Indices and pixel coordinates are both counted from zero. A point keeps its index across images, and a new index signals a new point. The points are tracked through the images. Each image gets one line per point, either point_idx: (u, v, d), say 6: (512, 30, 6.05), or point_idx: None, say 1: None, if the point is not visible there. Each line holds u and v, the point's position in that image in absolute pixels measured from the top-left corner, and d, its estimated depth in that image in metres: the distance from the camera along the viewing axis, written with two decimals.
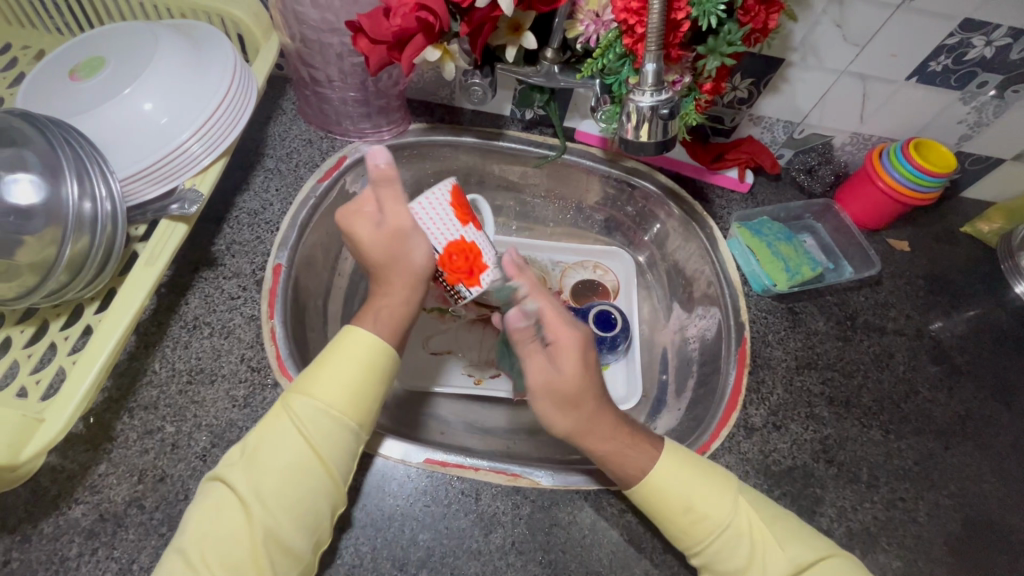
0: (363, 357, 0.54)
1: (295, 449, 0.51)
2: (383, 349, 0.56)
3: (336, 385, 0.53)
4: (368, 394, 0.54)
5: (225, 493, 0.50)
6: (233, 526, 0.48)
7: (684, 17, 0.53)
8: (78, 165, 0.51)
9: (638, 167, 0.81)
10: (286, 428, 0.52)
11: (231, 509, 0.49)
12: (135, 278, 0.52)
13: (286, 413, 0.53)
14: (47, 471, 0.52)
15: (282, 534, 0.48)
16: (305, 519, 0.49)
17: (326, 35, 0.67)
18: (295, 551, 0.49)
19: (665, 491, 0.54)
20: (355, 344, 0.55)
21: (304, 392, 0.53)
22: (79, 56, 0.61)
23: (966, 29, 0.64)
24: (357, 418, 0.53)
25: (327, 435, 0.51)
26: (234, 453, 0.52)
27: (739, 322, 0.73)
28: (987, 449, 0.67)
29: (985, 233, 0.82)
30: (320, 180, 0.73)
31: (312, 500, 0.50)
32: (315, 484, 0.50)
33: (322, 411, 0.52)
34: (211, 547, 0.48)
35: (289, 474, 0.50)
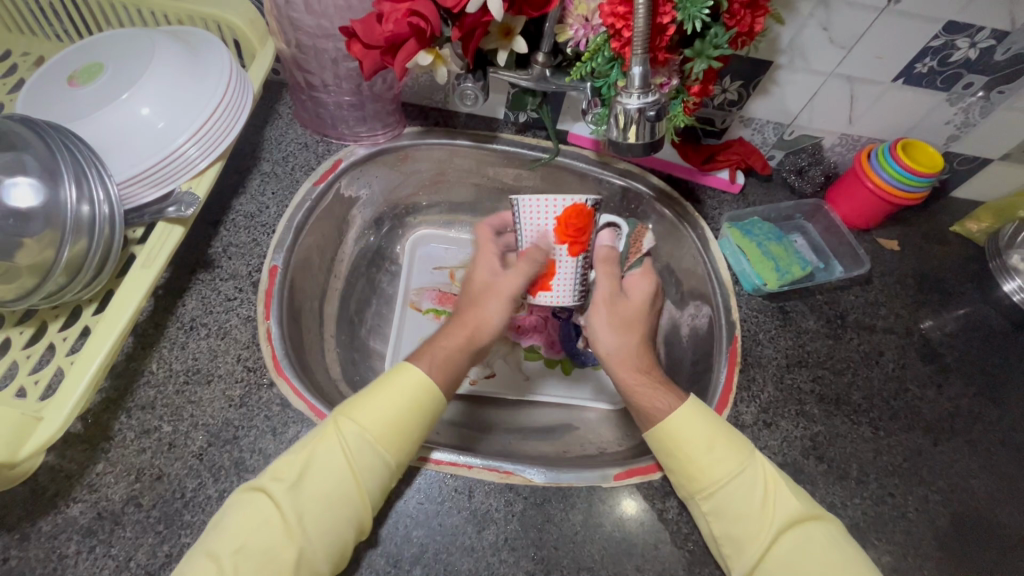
0: (415, 395, 0.55)
1: (336, 473, 0.51)
2: (433, 393, 0.56)
3: (384, 416, 0.54)
4: (412, 428, 0.55)
5: (262, 508, 0.50)
6: (268, 542, 0.49)
7: (670, 20, 0.54)
8: (76, 169, 0.52)
9: (630, 168, 0.82)
10: (332, 452, 0.52)
11: (268, 525, 0.49)
12: (132, 279, 0.53)
13: (333, 437, 0.53)
14: (45, 471, 0.53)
15: (312, 556, 0.49)
16: (335, 544, 0.50)
17: (321, 40, 0.68)
18: (319, 571, 0.49)
19: (684, 436, 0.57)
20: (408, 378, 0.56)
21: (353, 418, 0.54)
22: (78, 62, 0.62)
23: (950, 32, 0.65)
24: (397, 453, 0.54)
25: (370, 465, 0.52)
26: (275, 469, 0.53)
27: (730, 321, 0.74)
28: (976, 446, 0.68)
29: (974, 233, 0.83)
30: (316, 183, 0.74)
31: (344, 524, 0.51)
32: (349, 511, 0.51)
33: (366, 439, 0.53)
34: (244, 560, 0.48)
35: (328, 499, 0.50)
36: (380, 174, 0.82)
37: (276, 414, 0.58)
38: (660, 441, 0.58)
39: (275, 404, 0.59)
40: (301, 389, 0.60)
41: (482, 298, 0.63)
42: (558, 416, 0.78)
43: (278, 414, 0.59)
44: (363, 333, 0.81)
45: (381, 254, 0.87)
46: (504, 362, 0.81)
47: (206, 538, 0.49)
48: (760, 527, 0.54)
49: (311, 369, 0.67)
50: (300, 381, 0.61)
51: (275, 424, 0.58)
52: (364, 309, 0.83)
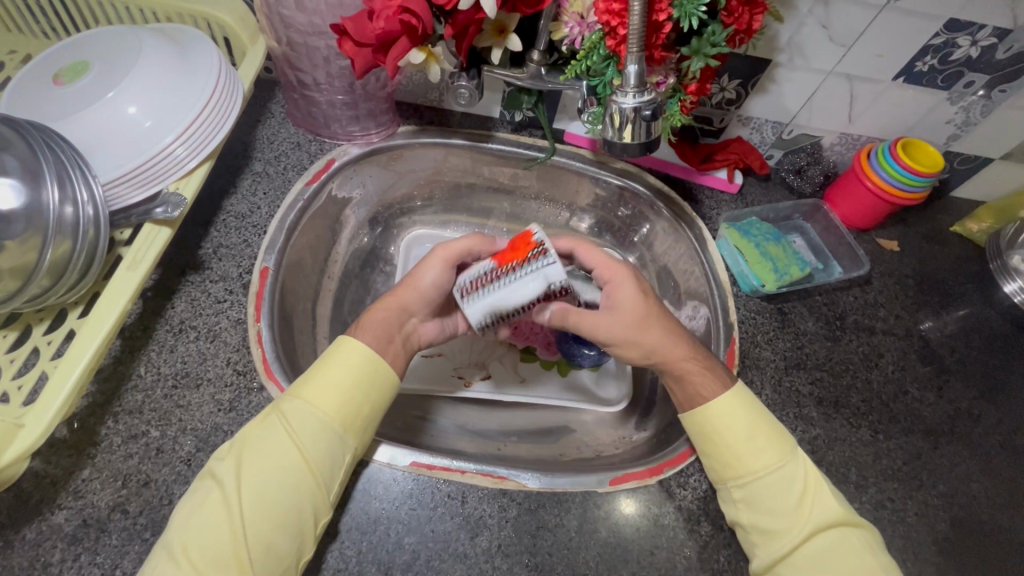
0: (355, 365, 0.55)
1: (284, 452, 0.50)
2: (373, 361, 0.56)
3: (324, 388, 0.53)
4: (357, 398, 0.54)
5: (212, 488, 0.50)
6: (215, 521, 0.48)
7: (666, 18, 0.53)
8: (60, 169, 0.50)
9: (627, 168, 0.82)
10: (274, 428, 0.52)
11: (215, 504, 0.49)
12: (117, 281, 0.52)
13: (275, 415, 0.53)
14: (30, 477, 0.52)
15: (263, 534, 0.48)
16: (287, 522, 0.49)
17: (313, 38, 0.67)
18: (276, 550, 0.48)
19: (727, 424, 0.57)
20: (347, 353, 0.55)
21: (294, 394, 0.53)
22: (64, 60, 0.61)
23: (951, 29, 0.64)
24: (342, 423, 0.53)
25: (314, 437, 0.51)
26: (223, 451, 0.52)
27: (728, 323, 0.73)
28: (976, 449, 0.67)
29: (974, 233, 0.82)
30: (309, 183, 0.73)
31: (295, 501, 0.49)
32: (297, 485, 0.50)
33: (311, 415, 0.52)
34: (194, 542, 0.47)
35: (273, 474, 0.50)
36: (374, 173, 0.81)
37: None
38: (700, 426, 0.58)
39: (265, 408, 0.58)
40: None
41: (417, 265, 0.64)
42: (553, 419, 0.77)
43: None
44: None
45: (375, 254, 0.85)
46: (500, 364, 0.80)
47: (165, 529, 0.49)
48: (792, 521, 0.54)
49: (303, 372, 0.67)
50: (290, 385, 0.60)
51: None
52: (358, 311, 0.82)
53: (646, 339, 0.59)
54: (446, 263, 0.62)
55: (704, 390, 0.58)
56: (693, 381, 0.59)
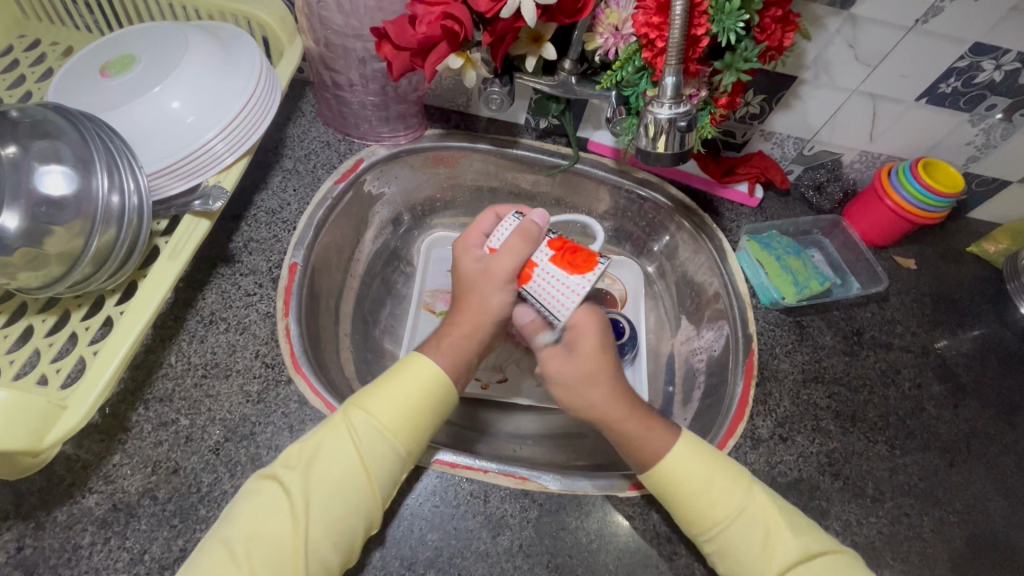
0: (426, 384, 0.56)
1: (348, 463, 0.51)
2: (443, 379, 0.57)
3: (394, 405, 0.54)
4: (423, 417, 0.55)
5: (275, 495, 0.50)
6: (281, 531, 0.49)
7: (704, 32, 0.55)
8: (108, 158, 0.52)
9: (649, 178, 0.83)
10: (343, 439, 0.53)
11: (281, 512, 0.49)
12: (158, 270, 0.54)
13: (344, 426, 0.53)
14: (62, 460, 0.53)
15: (321, 548, 0.48)
16: (343, 537, 0.49)
17: (350, 40, 0.68)
18: (329, 563, 0.48)
19: (678, 475, 0.56)
20: (420, 368, 0.57)
21: (363, 407, 0.54)
22: (109, 54, 0.62)
23: (976, 53, 0.65)
24: (405, 442, 0.54)
25: (380, 453, 0.52)
26: (288, 458, 0.53)
27: (747, 334, 0.74)
28: (993, 469, 0.67)
29: (991, 254, 0.83)
30: (337, 181, 0.74)
31: (353, 516, 0.50)
32: (358, 499, 0.51)
33: (377, 429, 0.53)
34: (256, 549, 0.48)
35: (338, 488, 0.50)
36: (400, 174, 0.82)
37: (294, 410, 0.58)
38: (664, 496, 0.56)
39: (292, 401, 0.59)
40: (319, 387, 0.60)
41: (479, 283, 0.60)
42: (570, 424, 0.77)
43: (295, 411, 0.58)
44: (377, 333, 0.81)
45: (396, 254, 0.86)
46: (516, 367, 0.81)
47: (219, 528, 0.49)
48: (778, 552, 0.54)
49: (327, 367, 0.67)
50: (317, 379, 0.61)
51: (293, 421, 0.58)
52: (379, 309, 0.82)
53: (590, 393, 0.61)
54: (511, 284, 0.60)
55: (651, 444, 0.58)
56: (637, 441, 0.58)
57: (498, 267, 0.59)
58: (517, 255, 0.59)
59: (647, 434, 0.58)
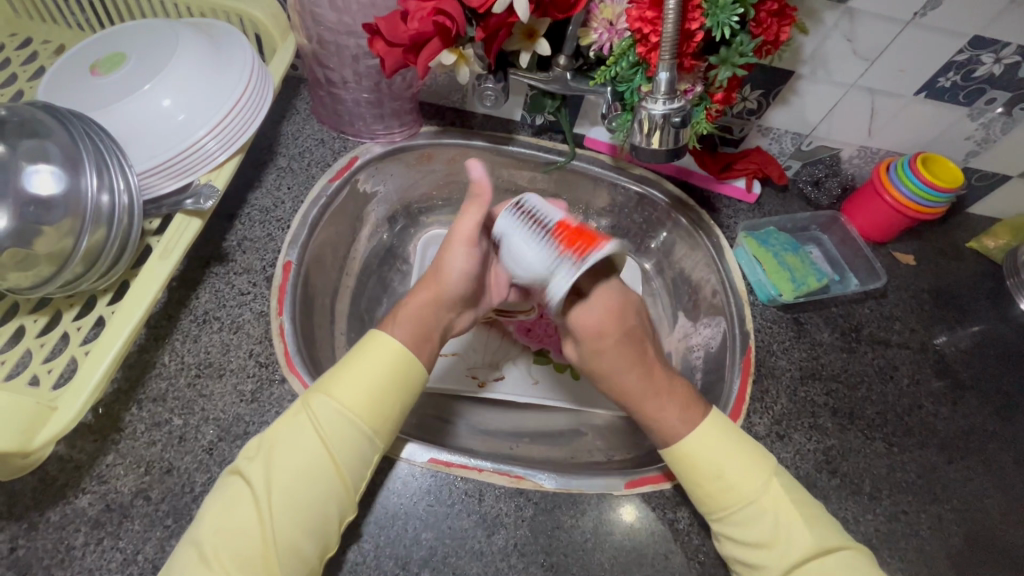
0: (385, 361, 0.55)
1: (310, 449, 0.51)
2: (404, 356, 0.56)
3: (356, 388, 0.54)
4: (387, 397, 0.54)
5: (240, 486, 0.51)
6: (247, 523, 0.49)
7: (699, 27, 0.54)
8: (98, 158, 0.52)
9: (646, 174, 0.82)
10: (304, 425, 0.53)
11: (247, 502, 0.50)
12: (149, 270, 0.53)
13: (305, 412, 0.53)
14: (54, 460, 0.53)
15: (291, 537, 0.48)
16: (314, 525, 0.49)
17: (343, 37, 0.67)
18: (302, 551, 0.48)
19: (702, 458, 0.57)
20: (380, 349, 0.56)
21: (322, 392, 0.54)
22: (100, 52, 0.62)
23: (975, 46, 0.64)
24: (370, 424, 0.53)
25: (342, 437, 0.52)
26: (251, 449, 0.53)
27: (745, 330, 0.74)
28: (991, 466, 0.67)
29: (991, 250, 0.83)
30: (332, 180, 0.74)
31: (321, 502, 0.50)
32: (324, 484, 0.50)
33: (338, 412, 0.53)
34: (224, 541, 0.48)
35: (301, 475, 0.50)
36: (395, 172, 0.82)
37: (288, 410, 0.58)
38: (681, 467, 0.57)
39: (286, 400, 0.59)
40: None
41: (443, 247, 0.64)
42: (567, 421, 0.77)
43: (288, 411, 0.58)
44: None
45: (392, 252, 0.86)
46: (513, 365, 0.81)
47: (192, 526, 0.50)
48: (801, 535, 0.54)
49: (321, 366, 0.67)
50: (311, 378, 0.60)
51: None
52: (375, 307, 0.82)
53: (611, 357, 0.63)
54: (467, 243, 0.63)
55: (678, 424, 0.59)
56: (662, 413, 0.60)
57: (459, 230, 0.63)
58: (477, 223, 0.62)
59: (659, 413, 0.60)
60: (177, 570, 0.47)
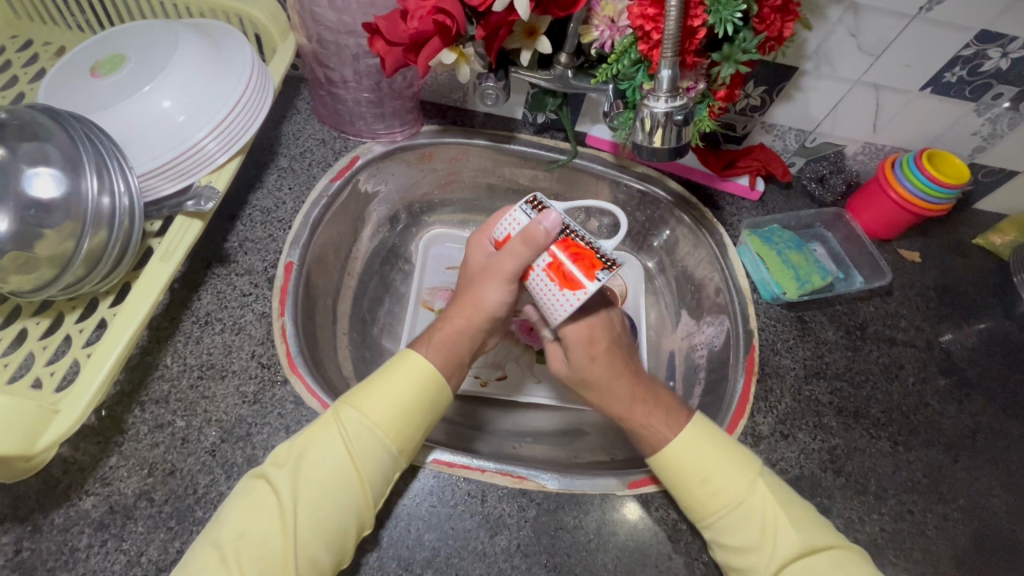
0: (419, 379, 0.55)
1: (337, 461, 0.51)
2: (434, 377, 0.56)
3: (385, 403, 0.54)
4: (417, 415, 0.55)
5: (264, 494, 0.50)
6: (270, 530, 0.49)
7: (701, 23, 0.53)
8: (98, 160, 0.52)
9: (649, 172, 0.82)
10: (333, 438, 0.53)
11: (271, 510, 0.49)
12: (149, 272, 0.53)
13: (334, 424, 0.53)
14: (58, 462, 0.53)
15: (311, 548, 0.48)
16: (335, 537, 0.49)
17: (343, 36, 0.67)
18: (320, 564, 0.48)
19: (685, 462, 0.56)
20: (412, 367, 0.56)
21: (354, 405, 0.54)
22: (100, 54, 0.62)
23: (982, 41, 0.63)
24: (397, 441, 0.53)
25: (369, 452, 0.52)
26: (278, 457, 0.53)
27: (748, 330, 0.73)
28: (998, 465, 0.66)
29: (997, 246, 0.82)
30: (333, 179, 0.74)
31: (343, 515, 0.50)
32: (348, 498, 0.50)
33: (367, 427, 0.53)
34: (245, 547, 0.48)
35: (328, 487, 0.50)
36: (397, 171, 0.81)
37: (290, 411, 0.58)
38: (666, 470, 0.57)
39: (288, 401, 0.59)
40: (315, 387, 0.60)
41: (479, 279, 0.60)
42: (569, 421, 0.77)
43: (291, 411, 0.58)
44: (375, 332, 0.80)
45: (395, 252, 0.86)
46: (516, 365, 0.80)
47: (211, 527, 0.50)
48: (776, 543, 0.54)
49: (324, 366, 0.67)
50: (314, 379, 0.60)
51: (289, 421, 0.58)
52: (377, 307, 0.82)
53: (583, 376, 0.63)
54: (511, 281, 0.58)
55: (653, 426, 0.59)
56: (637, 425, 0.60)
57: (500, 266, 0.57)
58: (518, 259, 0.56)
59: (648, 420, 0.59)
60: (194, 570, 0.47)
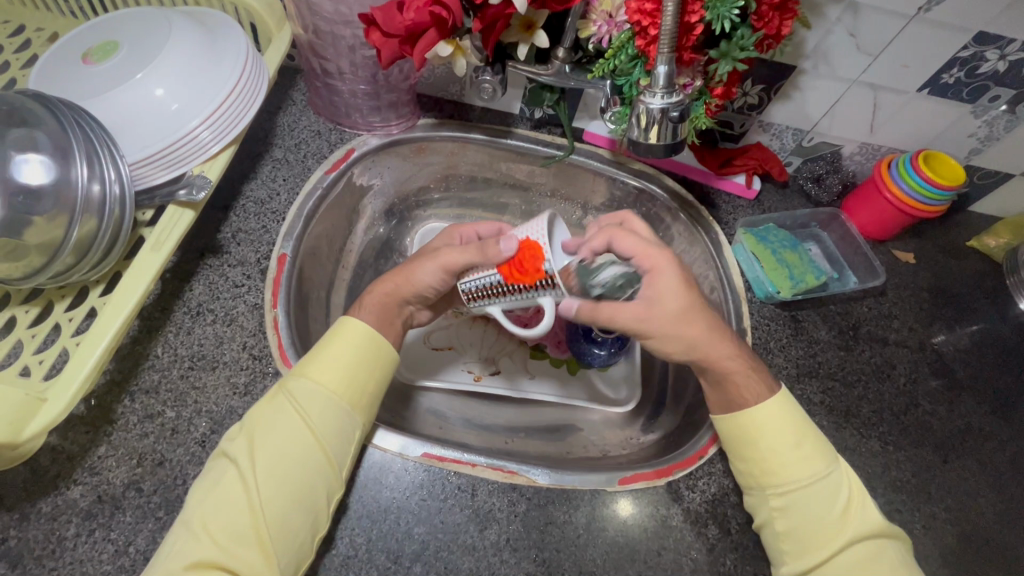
0: (357, 340, 0.56)
1: (289, 427, 0.51)
2: (374, 337, 0.57)
3: (331, 365, 0.54)
4: (365, 373, 0.55)
5: (224, 467, 0.50)
6: (233, 501, 0.48)
7: (698, 20, 0.53)
8: (89, 148, 0.51)
9: (645, 169, 0.81)
10: (282, 406, 0.52)
11: (232, 481, 0.49)
12: (141, 261, 0.53)
13: (282, 394, 0.53)
14: (46, 451, 0.53)
15: (278, 512, 0.48)
16: (300, 499, 0.49)
17: (339, 26, 0.66)
18: (291, 527, 0.48)
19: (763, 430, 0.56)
20: (349, 329, 0.56)
21: (299, 373, 0.54)
22: (93, 40, 0.61)
23: (980, 42, 0.63)
24: (349, 399, 0.54)
25: (322, 413, 0.52)
26: (234, 431, 0.53)
27: (741, 328, 0.73)
28: (986, 465, 0.67)
29: (992, 249, 0.82)
30: (328, 171, 0.73)
31: (306, 477, 0.50)
32: (308, 460, 0.50)
33: (316, 390, 0.53)
34: (213, 519, 0.48)
35: (285, 452, 0.50)
36: (392, 164, 0.81)
37: None
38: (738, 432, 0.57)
39: None
40: None
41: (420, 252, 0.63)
42: (561, 417, 0.77)
43: None
44: None
45: (389, 246, 0.86)
46: (509, 360, 0.80)
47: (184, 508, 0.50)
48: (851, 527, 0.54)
49: None
50: None
51: None
52: None
53: (688, 333, 0.57)
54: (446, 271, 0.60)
55: (746, 393, 0.58)
56: (734, 384, 0.58)
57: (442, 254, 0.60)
58: (467, 262, 0.58)
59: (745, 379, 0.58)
60: (171, 547, 0.47)
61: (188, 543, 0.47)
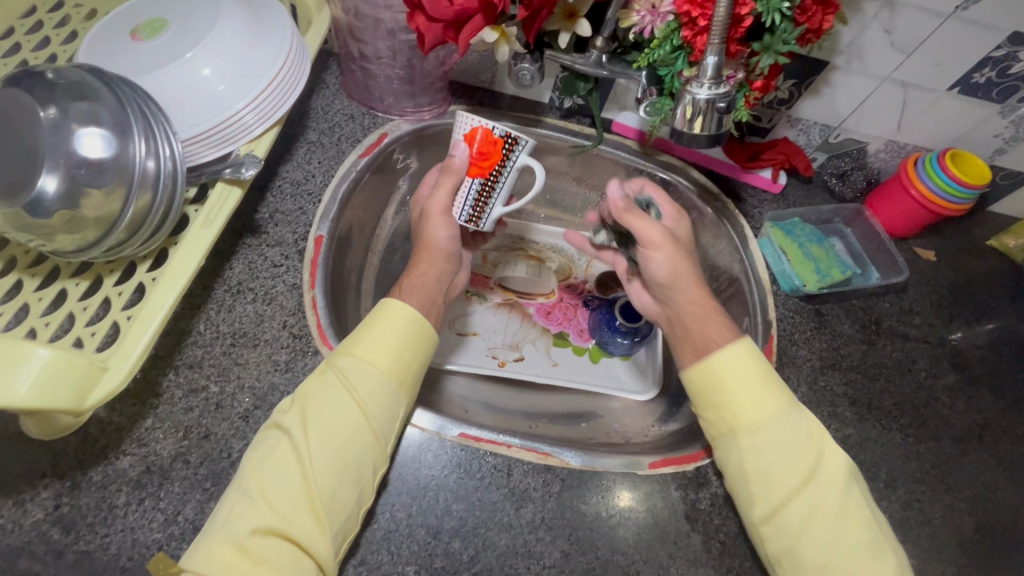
0: (403, 320, 0.56)
1: (339, 403, 0.52)
2: (417, 319, 0.57)
3: (379, 344, 0.55)
4: (411, 353, 0.56)
5: (276, 439, 0.51)
6: (286, 471, 0.50)
7: (748, 12, 0.54)
8: (144, 125, 0.52)
9: (672, 162, 0.82)
10: (332, 382, 0.54)
11: (284, 453, 0.50)
12: (192, 237, 0.53)
13: (331, 370, 0.54)
14: (95, 422, 0.54)
15: (329, 484, 0.49)
16: (350, 472, 0.50)
17: (379, 11, 0.67)
18: (341, 498, 0.50)
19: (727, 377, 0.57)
20: (394, 309, 0.57)
21: (348, 351, 0.55)
22: (138, 18, 0.61)
23: (1014, 42, 0.64)
24: (395, 378, 0.55)
25: (371, 390, 0.53)
26: (285, 405, 0.54)
27: (766, 320, 0.74)
28: (1003, 458, 0.68)
29: (1012, 249, 0.83)
30: (362, 155, 0.74)
31: (355, 452, 0.51)
32: (357, 435, 0.51)
33: (365, 368, 0.54)
34: (267, 487, 0.49)
35: (335, 426, 0.51)
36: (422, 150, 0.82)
37: None
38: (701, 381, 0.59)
39: None
40: None
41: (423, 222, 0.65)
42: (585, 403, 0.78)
43: None
44: None
45: None
46: (533, 346, 0.81)
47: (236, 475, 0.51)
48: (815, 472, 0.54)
49: None
50: None
51: None
52: None
53: (675, 292, 0.63)
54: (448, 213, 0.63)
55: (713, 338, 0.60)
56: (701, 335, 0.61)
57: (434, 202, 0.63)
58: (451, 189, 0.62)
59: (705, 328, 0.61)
60: (225, 511, 0.48)
61: (243, 508, 0.48)
